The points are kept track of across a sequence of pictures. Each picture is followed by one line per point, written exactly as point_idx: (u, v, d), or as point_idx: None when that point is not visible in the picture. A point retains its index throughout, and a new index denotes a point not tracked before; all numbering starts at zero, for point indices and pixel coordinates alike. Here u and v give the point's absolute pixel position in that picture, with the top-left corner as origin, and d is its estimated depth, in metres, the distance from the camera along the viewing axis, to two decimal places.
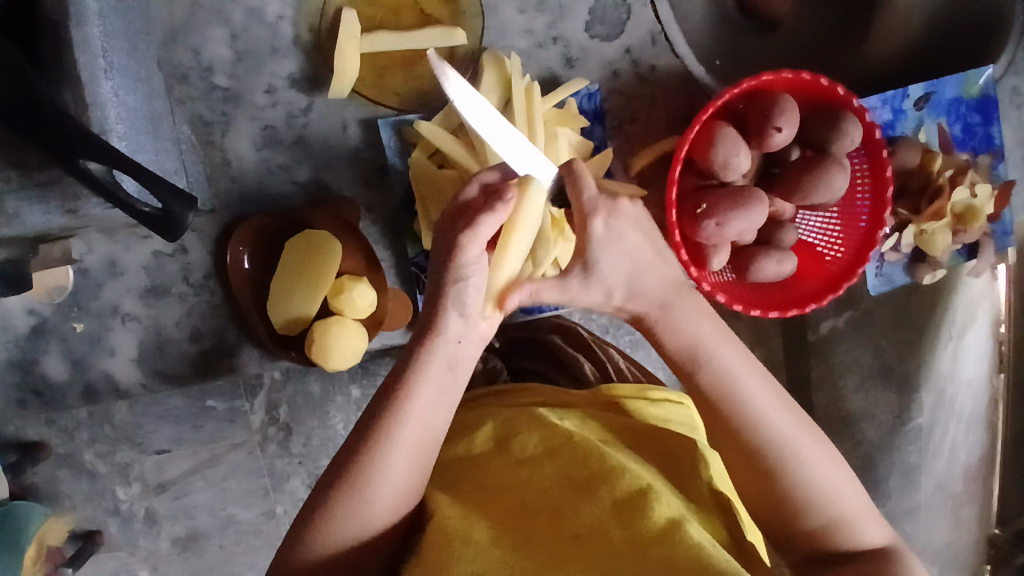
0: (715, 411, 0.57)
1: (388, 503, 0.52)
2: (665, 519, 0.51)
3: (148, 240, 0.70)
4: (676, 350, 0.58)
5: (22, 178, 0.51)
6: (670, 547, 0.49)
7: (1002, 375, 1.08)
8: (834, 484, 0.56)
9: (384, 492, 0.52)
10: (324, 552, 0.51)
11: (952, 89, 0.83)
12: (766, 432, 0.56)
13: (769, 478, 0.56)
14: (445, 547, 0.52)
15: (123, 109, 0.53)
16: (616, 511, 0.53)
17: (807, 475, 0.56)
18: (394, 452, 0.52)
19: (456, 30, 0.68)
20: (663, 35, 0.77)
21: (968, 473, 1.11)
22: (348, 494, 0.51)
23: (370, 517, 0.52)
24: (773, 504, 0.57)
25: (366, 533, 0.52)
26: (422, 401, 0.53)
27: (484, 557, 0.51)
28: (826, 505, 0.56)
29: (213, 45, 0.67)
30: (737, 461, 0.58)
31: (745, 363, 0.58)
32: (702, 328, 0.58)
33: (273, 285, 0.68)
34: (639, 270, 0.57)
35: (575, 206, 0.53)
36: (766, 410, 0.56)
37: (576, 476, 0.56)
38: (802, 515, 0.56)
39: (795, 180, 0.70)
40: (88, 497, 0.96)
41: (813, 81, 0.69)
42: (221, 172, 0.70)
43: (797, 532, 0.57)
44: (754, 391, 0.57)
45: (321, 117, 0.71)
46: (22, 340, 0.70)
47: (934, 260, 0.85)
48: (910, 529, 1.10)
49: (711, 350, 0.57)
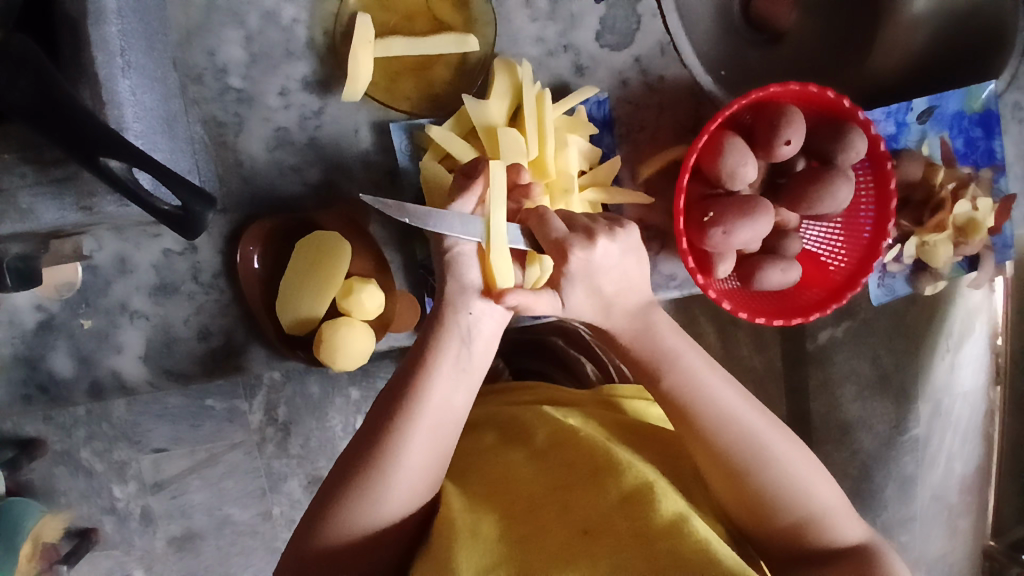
0: (681, 416, 0.57)
1: (409, 482, 0.52)
2: (673, 513, 0.51)
3: (158, 239, 0.70)
4: (648, 353, 0.59)
5: (37, 174, 0.52)
6: (679, 541, 0.49)
7: (999, 388, 1.11)
8: (809, 482, 0.56)
9: (407, 470, 0.52)
10: (347, 532, 0.50)
11: (955, 104, 0.84)
12: (738, 428, 0.55)
13: (735, 479, 0.55)
14: (449, 538, 0.52)
15: (139, 107, 0.54)
16: (621, 503, 0.52)
17: (779, 474, 0.55)
18: (415, 428, 0.52)
19: (469, 37, 0.69)
20: (671, 46, 0.78)
21: (963, 483, 1.12)
22: (374, 468, 0.51)
23: (393, 492, 0.51)
24: (740, 500, 0.55)
25: (387, 510, 0.51)
26: (441, 376, 0.54)
27: (491, 552, 0.51)
28: (798, 501, 0.55)
29: (228, 45, 0.68)
30: (706, 464, 0.56)
31: (711, 368, 0.59)
32: (661, 343, 0.59)
33: (282, 285, 0.68)
34: (614, 283, 0.60)
35: (547, 243, 0.57)
36: (726, 409, 0.56)
37: (580, 469, 0.56)
38: (772, 513, 0.55)
39: (800, 190, 0.71)
40: (85, 494, 0.97)
41: (820, 93, 0.69)
42: (233, 172, 0.70)
43: (770, 532, 0.55)
44: (722, 392, 0.57)
45: (334, 120, 0.71)
46: (27, 336, 0.70)
47: (935, 270, 0.86)
48: (906, 539, 1.10)
49: (675, 355, 0.59)
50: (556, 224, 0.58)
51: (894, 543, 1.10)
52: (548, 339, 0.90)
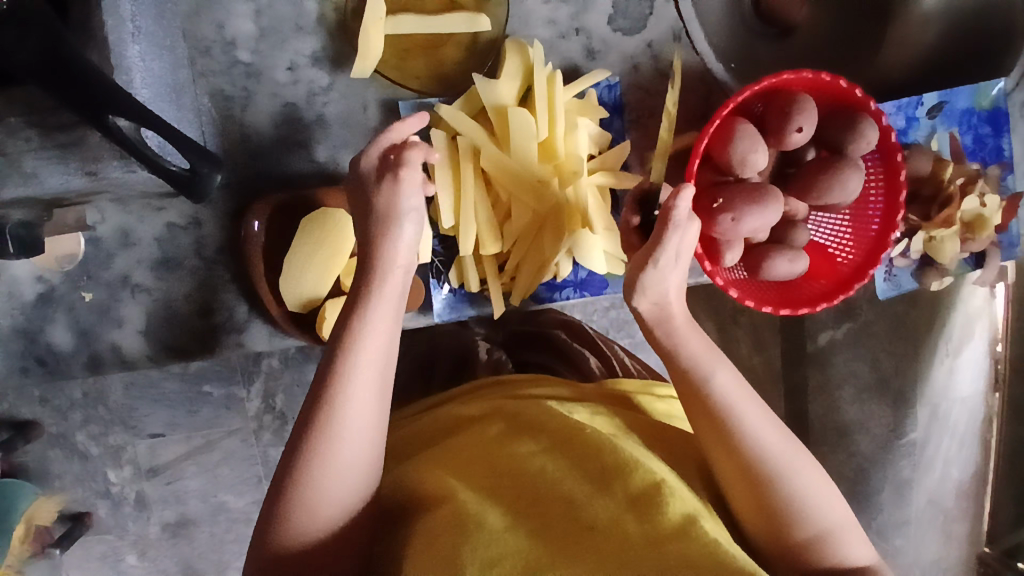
0: (710, 421, 0.53)
1: (363, 427, 0.51)
2: (680, 516, 0.50)
3: (162, 212, 0.69)
4: (684, 364, 0.55)
5: (42, 138, 0.52)
6: (687, 545, 0.48)
7: (998, 394, 1.08)
8: (827, 499, 0.53)
9: (358, 414, 0.51)
10: (315, 496, 0.50)
11: (966, 99, 0.84)
12: (762, 442, 0.53)
13: (753, 490, 0.52)
14: (458, 531, 0.49)
15: (148, 74, 0.54)
16: (630, 506, 0.51)
17: (800, 488, 0.52)
18: (356, 385, 0.51)
19: (481, 16, 0.67)
20: (684, 33, 0.77)
21: (960, 491, 1.11)
22: (323, 436, 0.49)
23: (349, 443, 0.50)
24: (760, 513, 0.53)
25: (348, 463, 0.50)
26: (379, 328, 0.53)
27: (497, 542, 0.48)
28: (816, 516, 0.52)
29: (237, 19, 0.67)
30: (726, 470, 0.53)
31: (741, 378, 0.55)
32: (699, 343, 0.55)
33: (286, 259, 0.67)
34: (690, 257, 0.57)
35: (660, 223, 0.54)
36: (753, 425, 0.53)
37: (590, 470, 0.53)
38: (790, 528, 0.52)
39: (811, 180, 0.71)
40: (79, 478, 0.96)
41: (833, 81, 0.69)
42: (239, 147, 0.70)
43: (778, 544, 0.53)
44: (749, 405, 0.54)
45: (342, 97, 0.71)
46: (28, 308, 0.69)
47: (942, 266, 0.86)
48: (901, 543, 1.11)
49: (710, 369, 0.54)
50: (682, 208, 0.53)
51: (888, 546, 1.11)
52: (550, 333, 0.90)
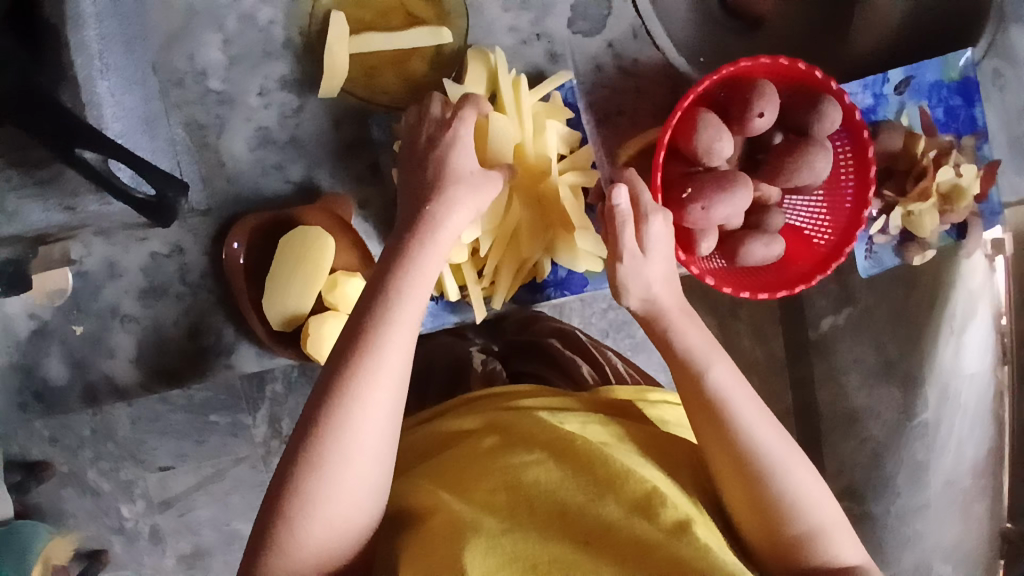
0: (710, 415, 0.52)
1: (366, 447, 0.47)
2: (675, 520, 0.48)
3: (145, 242, 0.71)
4: (680, 355, 0.54)
5: (22, 176, 0.54)
6: (678, 548, 0.47)
7: (1006, 366, 0.97)
8: (815, 493, 0.51)
9: (361, 434, 0.47)
10: (307, 515, 0.46)
11: (932, 73, 0.85)
12: (755, 438, 0.51)
13: (750, 486, 0.50)
14: (450, 549, 0.47)
15: (119, 107, 0.55)
16: (628, 513, 0.49)
17: (789, 483, 0.51)
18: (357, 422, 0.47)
19: (442, 29, 0.69)
20: (643, 29, 0.79)
21: (976, 466, 0.99)
22: (311, 478, 0.46)
23: (348, 463, 0.47)
24: (755, 509, 0.50)
25: (345, 484, 0.47)
26: (395, 340, 0.49)
27: (495, 552, 0.47)
28: (807, 510, 0.51)
29: (206, 49, 0.69)
30: (721, 464, 0.51)
31: (738, 376, 0.54)
32: (691, 337, 0.55)
33: (268, 276, 0.69)
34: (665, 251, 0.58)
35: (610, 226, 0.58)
36: (751, 419, 0.52)
37: (583, 480, 0.51)
38: (784, 521, 0.50)
39: (779, 164, 0.72)
40: (92, 515, 0.97)
41: (792, 65, 0.70)
42: (217, 172, 0.72)
43: (775, 542, 0.50)
44: (742, 400, 0.52)
45: (314, 117, 0.73)
46: (23, 344, 0.71)
47: (922, 240, 0.86)
48: (920, 527, 1.02)
49: (706, 362, 0.53)
50: (623, 204, 0.56)
51: (909, 530, 1.02)
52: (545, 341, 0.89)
